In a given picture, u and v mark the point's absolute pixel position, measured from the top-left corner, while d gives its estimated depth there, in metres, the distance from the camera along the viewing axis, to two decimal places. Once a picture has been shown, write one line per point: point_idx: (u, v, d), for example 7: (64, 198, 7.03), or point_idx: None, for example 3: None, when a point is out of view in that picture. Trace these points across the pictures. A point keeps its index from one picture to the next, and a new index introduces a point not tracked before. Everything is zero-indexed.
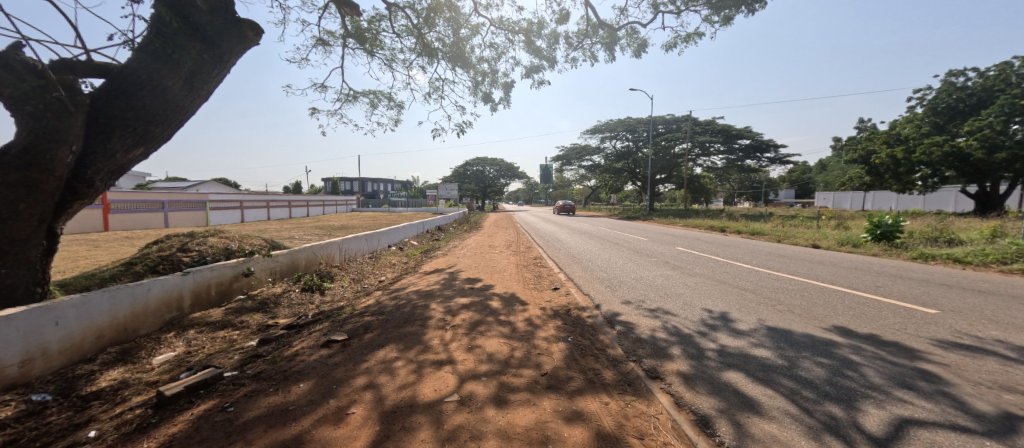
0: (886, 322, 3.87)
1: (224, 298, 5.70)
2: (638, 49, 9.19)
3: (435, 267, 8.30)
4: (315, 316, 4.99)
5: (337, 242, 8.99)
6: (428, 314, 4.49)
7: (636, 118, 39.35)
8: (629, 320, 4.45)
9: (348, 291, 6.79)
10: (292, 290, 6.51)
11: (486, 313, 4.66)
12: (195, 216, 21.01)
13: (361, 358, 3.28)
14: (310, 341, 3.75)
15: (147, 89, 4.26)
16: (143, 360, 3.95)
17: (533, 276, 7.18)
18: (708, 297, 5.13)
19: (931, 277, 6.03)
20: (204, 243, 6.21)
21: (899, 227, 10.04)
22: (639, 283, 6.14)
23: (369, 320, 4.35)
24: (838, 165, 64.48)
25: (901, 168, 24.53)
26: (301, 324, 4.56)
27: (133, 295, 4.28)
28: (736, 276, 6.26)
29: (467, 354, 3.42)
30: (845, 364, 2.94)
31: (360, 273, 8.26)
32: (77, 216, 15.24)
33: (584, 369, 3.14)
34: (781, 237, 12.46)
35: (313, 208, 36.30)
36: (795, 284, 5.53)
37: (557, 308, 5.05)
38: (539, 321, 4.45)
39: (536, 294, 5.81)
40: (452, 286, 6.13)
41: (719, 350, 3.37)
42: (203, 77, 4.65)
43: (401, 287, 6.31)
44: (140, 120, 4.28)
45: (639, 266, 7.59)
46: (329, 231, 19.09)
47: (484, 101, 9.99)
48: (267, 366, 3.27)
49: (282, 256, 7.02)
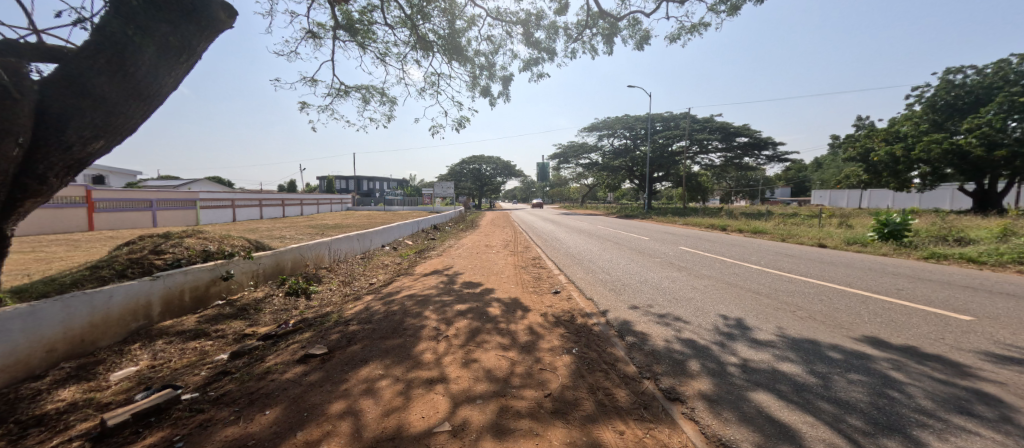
0: (920, 331, 3.54)
1: (200, 305, 5.28)
2: (639, 42, 8.92)
3: (430, 269, 7.91)
4: (297, 323, 4.59)
5: (326, 242, 8.58)
6: (420, 323, 4.11)
7: (634, 116, 38.97)
8: (638, 328, 4.09)
9: (336, 295, 6.39)
10: (275, 294, 6.09)
11: (484, 320, 4.30)
12: (184, 215, 20.40)
13: (341, 376, 2.90)
14: (286, 356, 3.35)
15: (106, 75, 3.84)
16: (101, 376, 3.54)
17: (532, 278, 6.81)
18: (721, 301, 4.79)
19: (952, 279, 5.71)
20: (179, 244, 5.77)
21: (907, 226, 9.74)
22: (645, 286, 5.78)
23: (355, 328, 3.97)
24: (834, 162, 64.46)
25: (901, 165, 24.40)
26: (280, 334, 4.16)
27: (92, 304, 3.86)
28: (747, 278, 5.92)
29: (463, 370, 3.06)
30: (889, 384, 2.61)
31: (350, 275, 7.86)
32: (59, 215, 14.67)
33: (594, 389, 2.79)
34: (785, 235, 12.16)
35: (307, 207, 35.71)
36: (811, 287, 5.21)
37: (560, 314, 4.68)
38: (541, 330, 4.09)
39: (537, 299, 5.43)
40: (446, 290, 5.75)
41: (743, 364, 3.03)
42: (169, 65, 4.22)
43: (392, 291, 5.91)
44: (98, 111, 3.84)
45: (643, 267, 7.24)
46: (321, 231, 18.60)
47: (481, 95, 9.63)
48: (233, 387, 2.88)
49: (265, 258, 6.60)
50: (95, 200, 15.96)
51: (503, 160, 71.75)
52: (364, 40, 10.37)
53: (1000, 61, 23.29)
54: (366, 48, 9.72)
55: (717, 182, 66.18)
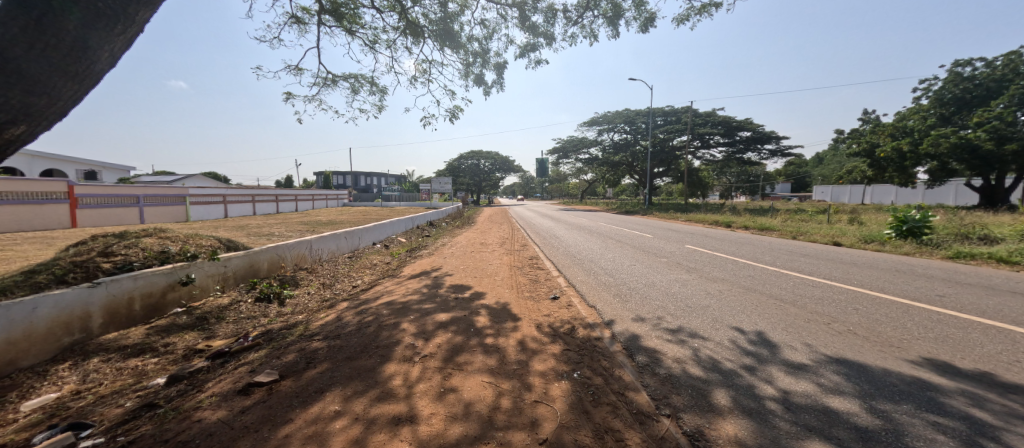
0: (988, 351, 2.97)
1: (154, 313, 4.68)
2: (644, 25, 8.29)
3: (419, 270, 7.33)
4: (257, 337, 4.00)
5: (308, 242, 7.98)
6: (395, 339, 3.52)
7: (634, 109, 38.18)
8: (649, 345, 3.51)
9: (313, 300, 5.82)
10: (243, 300, 5.50)
11: (470, 333, 3.72)
12: (174, 211, 19.74)
13: (285, 416, 2.31)
14: (227, 383, 2.77)
15: (23, 47, 3.05)
16: (11, 404, 2.96)
17: (529, 281, 6.21)
18: (740, 311, 4.21)
19: (992, 282, 5.16)
20: (134, 246, 5.16)
21: (927, 223, 9.19)
22: (653, 292, 5.18)
23: (320, 345, 3.39)
24: (834, 158, 63.75)
25: (907, 161, 23.79)
26: (232, 352, 3.57)
27: (8, 319, 3.26)
28: (766, 283, 5.33)
29: (438, 404, 2.48)
30: (980, 430, 2.03)
31: (332, 276, 7.29)
32: (41, 212, 14.00)
33: (602, 432, 2.20)
34: (796, 233, 11.60)
35: (303, 203, 35.06)
36: (841, 293, 4.63)
37: (558, 326, 4.09)
38: (536, 346, 3.51)
39: (532, 306, 4.83)
40: (431, 296, 5.17)
41: (783, 399, 2.44)
42: (102, 35, 3.37)
43: (372, 297, 5.34)
44: (13, 90, 3.04)
45: (648, 268, 6.69)
46: (312, 227, 18.00)
47: (476, 85, 9.05)
48: (148, 431, 2.28)
49: (234, 260, 5.98)
50: (78, 196, 15.30)
51: (502, 155, 70.94)
52: (351, 25, 9.72)
53: (1010, 53, 22.64)
54: (353, 33, 9.11)
55: (716, 177, 65.95)
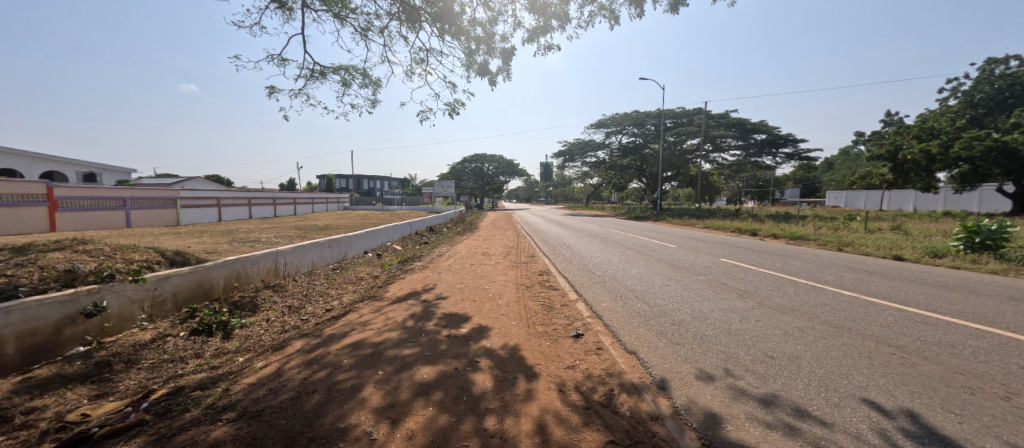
0: None
1: (38, 358, 3.40)
2: (674, 4, 7.13)
3: (408, 289, 6.10)
4: (156, 403, 2.76)
5: (279, 252, 6.79)
6: (344, 423, 2.26)
7: (645, 111, 36.85)
8: (743, 435, 2.18)
9: (267, 332, 4.62)
10: (172, 334, 4.27)
11: (460, 409, 2.45)
12: (163, 215, 18.68)
13: None
14: None
15: None
16: None
17: (542, 307, 4.98)
18: (854, 369, 2.92)
19: None
20: (26, 266, 3.94)
21: (1008, 234, 7.80)
22: (710, 330, 3.89)
23: (220, 438, 2.12)
24: (847, 163, 61.76)
25: (938, 164, 21.67)
26: (99, 435, 2.32)
27: None
28: (857, 318, 4.03)
29: None
30: None
31: (304, 296, 6.07)
32: (18, 215, 12.80)
33: None
34: (841, 243, 10.25)
35: (303, 206, 34.03)
36: (977, 340, 3.36)
37: (591, 388, 2.81)
38: (563, 433, 2.21)
39: (549, 350, 3.56)
40: (415, 334, 3.91)
41: None
42: None
43: (340, 332, 4.12)
44: None
45: (688, 291, 5.44)
46: (304, 232, 16.77)
47: (479, 75, 7.97)
48: None
49: (171, 279, 4.76)
50: (60, 198, 14.15)
51: (506, 159, 69.78)
52: (340, 10, 8.67)
53: None
54: (342, 18, 8.03)
55: (725, 181, 64.96)
